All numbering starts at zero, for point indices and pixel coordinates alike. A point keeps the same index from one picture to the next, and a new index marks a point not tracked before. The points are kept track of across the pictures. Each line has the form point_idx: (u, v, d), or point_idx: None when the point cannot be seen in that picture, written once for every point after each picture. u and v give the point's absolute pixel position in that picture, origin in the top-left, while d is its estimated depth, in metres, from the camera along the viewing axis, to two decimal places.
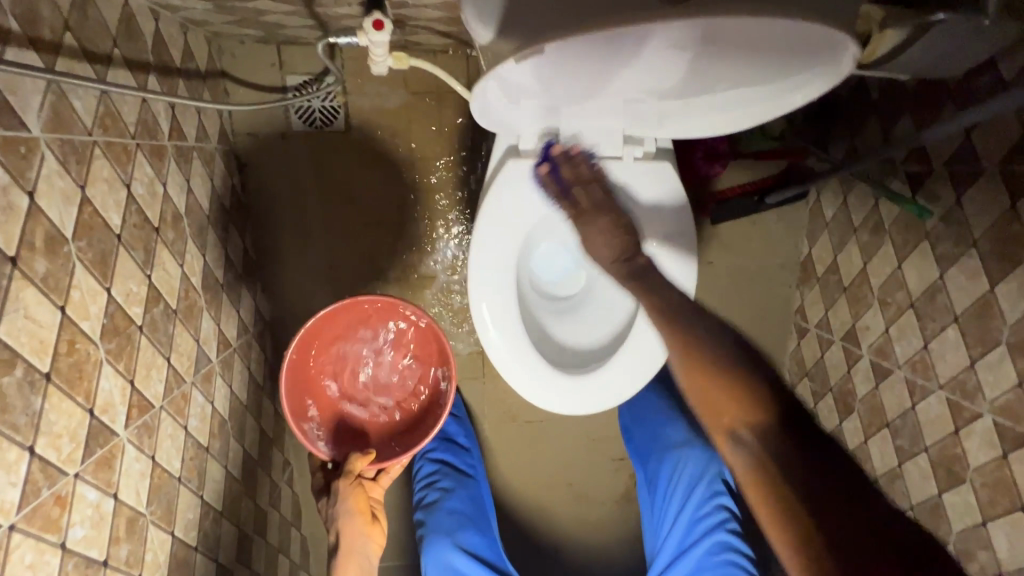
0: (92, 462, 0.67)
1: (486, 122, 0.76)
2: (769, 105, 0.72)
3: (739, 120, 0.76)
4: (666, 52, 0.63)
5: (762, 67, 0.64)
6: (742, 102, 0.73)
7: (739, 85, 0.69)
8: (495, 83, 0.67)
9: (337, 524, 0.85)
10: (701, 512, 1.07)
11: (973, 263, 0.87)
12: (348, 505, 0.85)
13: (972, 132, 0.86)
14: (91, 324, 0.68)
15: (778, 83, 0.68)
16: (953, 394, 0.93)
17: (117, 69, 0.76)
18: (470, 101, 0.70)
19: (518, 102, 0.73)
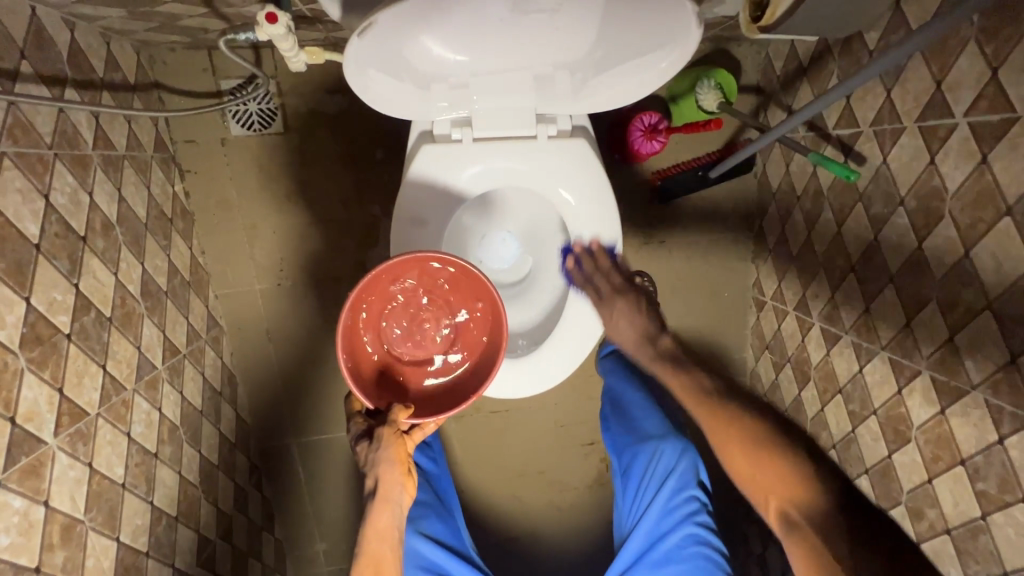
0: (16, 470, 0.67)
1: (378, 110, 0.76)
2: (646, 80, 0.76)
3: (623, 94, 0.78)
4: (536, 16, 0.65)
5: (629, 34, 0.68)
6: (630, 74, 0.75)
7: (614, 60, 0.73)
8: (374, 63, 0.68)
9: (374, 471, 0.76)
10: (675, 501, 1.07)
11: (902, 221, 0.87)
12: (388, 455, 0.75)
13: (891, 91, 0.86)
14: (9, 334, 0.68)
15: (648, 55, 0.72)
16: (895, 354, 0.93)
17: (28, 82, 0.76)
18: (353, 87, 0.70)
19: (408, 84, 0.73)
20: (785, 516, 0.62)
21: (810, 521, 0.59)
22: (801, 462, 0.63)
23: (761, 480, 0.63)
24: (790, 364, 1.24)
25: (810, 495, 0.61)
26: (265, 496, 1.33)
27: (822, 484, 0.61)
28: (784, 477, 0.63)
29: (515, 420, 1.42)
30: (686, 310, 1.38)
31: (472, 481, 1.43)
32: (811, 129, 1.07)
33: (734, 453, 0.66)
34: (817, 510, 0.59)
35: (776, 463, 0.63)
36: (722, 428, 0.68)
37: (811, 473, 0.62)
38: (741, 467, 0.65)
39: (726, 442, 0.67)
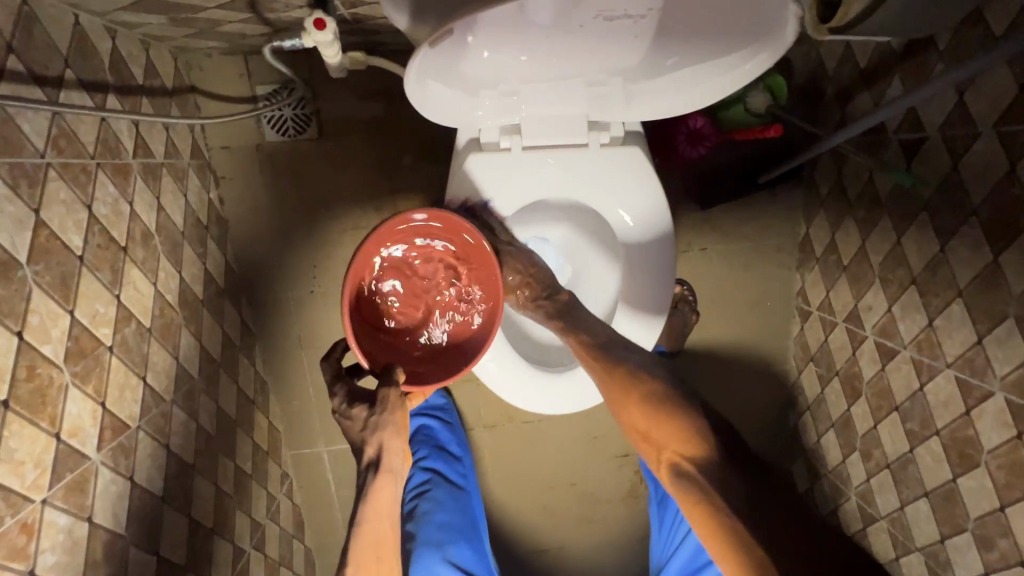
0: (61, 487, 0.66)
1: (433, 121, 0.73)
2: (719, 83, 0.71)
3: (692, 98, 0.73)
4: (611, 19, 0.61)
5: (707, 35, 0.64)
6: (695, 80, 0.71)
7: (686, 64, 0.68)
8: (431, 70, 0.64)
9: (377, 438, 0.75)
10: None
11: (974, 232, 0.82)
12: (392, 418, 0.75)
13: (965, 94, 0.81)
14: (54, 348, 0.67)
15: (725, 58, 0.67)
16: (962, 373, 0.87)
17: (72, 90, 0.75)
18: (406, 93, 0.67)
19: (465, 94, 0.71)
20: (679, 469, 0.68)
21: (701, 470, 0.66)
22: (690, 419, 0.71)
23: (657, 438, 0.71)
24: (837, 378, 1.19)
25: (700, 449, 0.68)
26: (296, 504, 1.31)
27: (709, 439, 0.69)
28: (680, 436, 0.70)
29: (547, 430, 1.38)
30: (725, 319, 1.34)
31: (503, 492, 1.41)
32: (868, 134, 1.02)
33: (634, 410, 0.74)
34: (707, 462, 0.67)
35: (671, 421, 0.71)
36: (624, 393, 0.75)
37: (701, 429, 0.70)
38: (639, 424, 0.73)
39: (626, 407, 0.75)
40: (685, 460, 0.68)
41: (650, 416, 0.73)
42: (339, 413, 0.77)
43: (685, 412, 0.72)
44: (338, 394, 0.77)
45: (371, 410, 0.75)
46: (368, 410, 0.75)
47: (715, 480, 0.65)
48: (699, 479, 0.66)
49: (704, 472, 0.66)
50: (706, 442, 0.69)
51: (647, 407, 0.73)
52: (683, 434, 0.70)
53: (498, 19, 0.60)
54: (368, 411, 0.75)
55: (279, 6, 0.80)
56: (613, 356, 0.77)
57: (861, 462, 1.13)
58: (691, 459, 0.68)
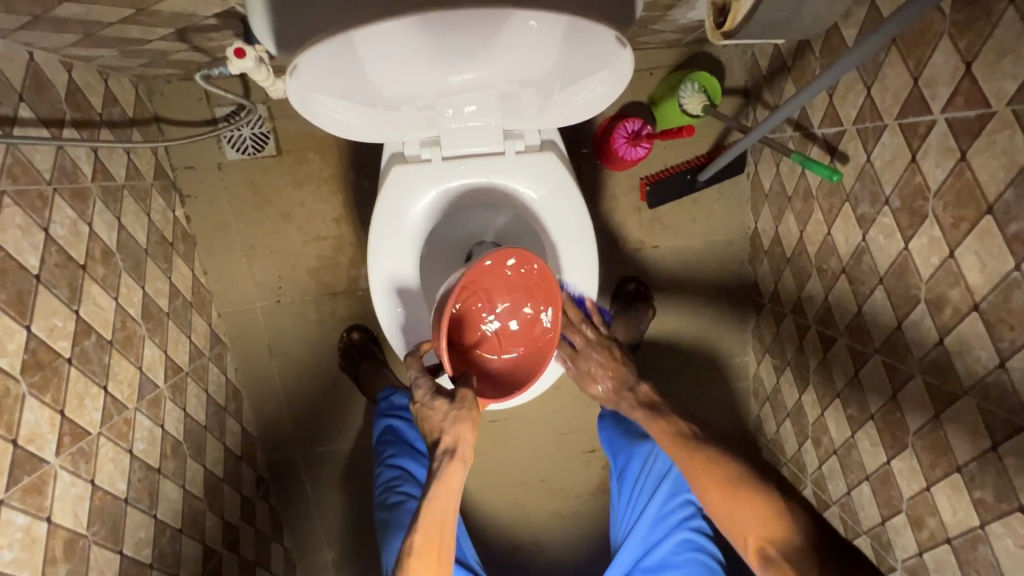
0: (19, 489, 0.71)
1: (336, 134, 0.76)
2: (590, 103, 0.78)
3: (570, 114, 0.80)
4: (480, 47, 0.66)
5: (572, 61, 0.71)
6: (590, 88, 0.75)
7: (557, 86, 0.75)
8: (321, 88, 0.68)
9: (456, 429, 0.77)
10: (670, 506, 1.08)
11: (888, 221, 0.85)
12: (469, 415, 0.77)
13: (871, 89, 0.84)
14: (10, 360, 0.73)
15: (590, 79, 0.74)
16: (888, 357, 0.90)
17: (27, 123, 0.82)
18: (303, 112, 0.71)
19: (361, 109, 0.74)
20: (760, 553, 0.66)
21: (784, 556, 0.64)
22: (771, 497, 0.69)
23: (738, 521, 0.69)
24: (790, 367, 1.22)
25: (779, 527, 0.66)
26: (272, 507, 1.36)
27: (795, 520, 0.66)
28: (759, 517, 0.68)
29: (513, 427, 1.42)
30: (680, 312, 1.36)
31: (476, 489, 1.44)
32: (798, 129, 1.05)
33: (715, 498, 0.73)
34: (786, 540, 0.65)
35: (748, 499, 0.70)
36: (702, 473, 0.75)
37: (785, 508, 0.68)
38: (719, 507, 0.72)
39: (709, 495, 0.74)
40: (770, 547, 0.66)
41: (723, 498, 0.72)
42: (421, 403, 0.80)
43: (768, 489, 0.71)
44: (421, 385, 0.80)
45: (450, 404, 0.78)
46: (450, 405, 0.78)
47: (801, 554, 0.63)
48: (780, 560, 0.64)
49: (789, 560, 0.63)
50: (791, 528, 0.66)
51: (727, 496, 0.72)
52: (765, 517, 0.68)
53: (376, 48, 0.64)
54: (448, 405, 0.78)
55: (217, 35, 0.86)
56: (692, 441, 0.80)
57: (814, 449, 1.16)
58: (776, 545, 0.65)
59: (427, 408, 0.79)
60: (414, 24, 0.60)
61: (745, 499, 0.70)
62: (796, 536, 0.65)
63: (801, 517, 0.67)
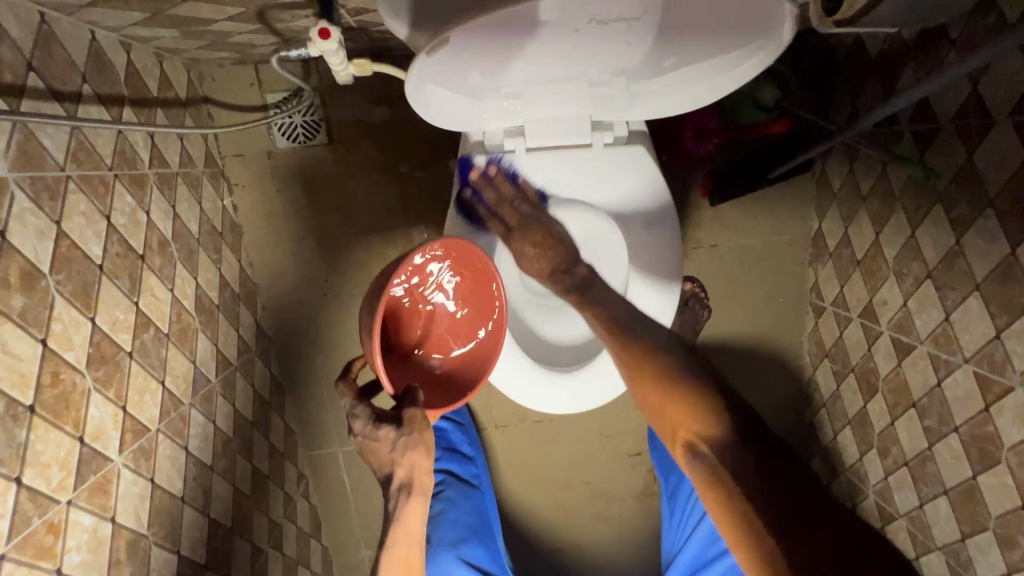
0: (85, 488, 0.68)
1: (438, 123, 0.73)
2: (708, 89, 0.73)
3: (682, 103, 0.76)
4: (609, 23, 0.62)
5: (701, 43, 0.66)
6: (696, 78, 0.72)
7: (677, 67, 0.70)
8: (433, 72, 0.64)
9: (408, 459, 0.73)
10: None
11: (991, 224, 0.80)
12: (421, 439, 0.73)
13: (978, 83, 0.79)
14: (77, 354, 0.69)
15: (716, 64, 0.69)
16: (981, 368, 0.85)
17: (89, 105, 0.78)
18: (411, 101, 0.67)
19: (466, 92, 0.70)
20: (693, 450, 0.67)
21: (714, 456, 0.64)
22: (706, 400, 0.68)
23: (672, 415, 0.69)
24: (853, 373, 1.17)
25: (713, 430, 0.66)
26: (312, 504, 1.34)
27: (728, 422, 0.66)
28: (695, 415, 0.67)
29: (558, 428, 1.38)
30: (736, 315, 1.33)
31: (518, 491, 1.40)
32: (881, 126, 1.00)
33: (649, 391, 0.72)
34: (720, 442, 0.65)
35: (683, 401, 0.68)
36: (643, 381, 0.73)
37: (718, 409, 0.67)
38: (653, 403, 0.71)
39: (637, 381, 0.73)
40: (702, 444, 0.66)
41: (657, 397, 0.71)
42: (363, 435, 0.73)
43: (701, 383, 0.70)
44: (360, 415, 0.73)
45: (397, 432, 0.72)
46: (396, 434, 0.72)
47: (731, 463, 0.63)
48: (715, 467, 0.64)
49: (720, 458, 0.64)
50: (727, 429, 0.66)
51: (662, 389, 0.70)
52: (695, 412, 0.67)
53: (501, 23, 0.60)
54: (395, 434, 0.72)
55: (287, 16, 0.82)
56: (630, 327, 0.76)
57: (879, 459, 1.12)
58: (708, 443, 0.65)
59: (371, 439, 0.73)
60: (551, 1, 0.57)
61: (684, 404, 0.68)
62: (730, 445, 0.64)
63: (744, 424, 0.67)
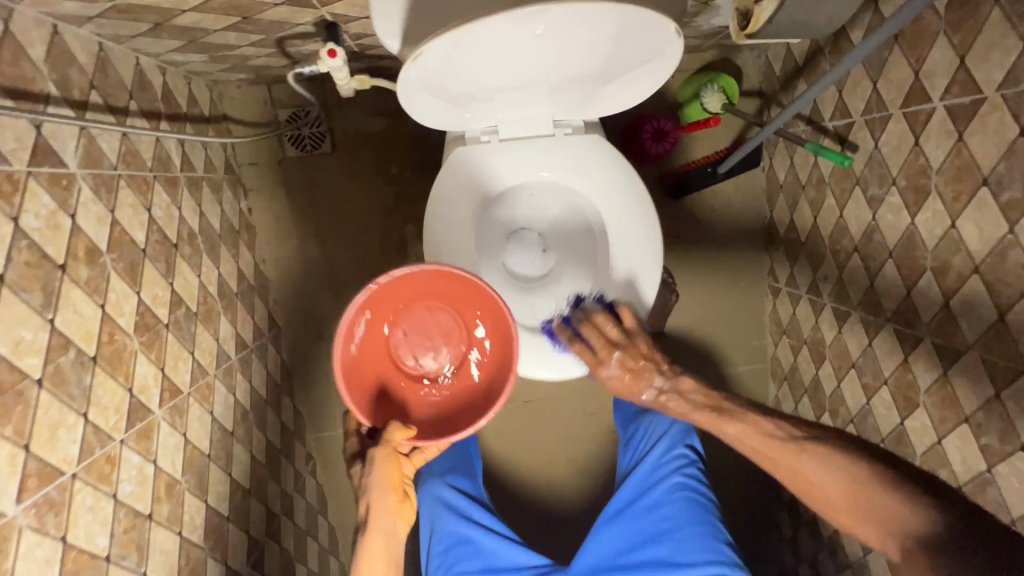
0: (134, 432, 0.81)
1: (420, 119, 0.88)
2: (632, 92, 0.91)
3: (613, 102, 0.93)
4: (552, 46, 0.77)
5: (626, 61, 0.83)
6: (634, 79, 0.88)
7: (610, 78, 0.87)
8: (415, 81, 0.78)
9: (366, 496, 0.78)
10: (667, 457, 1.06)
11: (896, 200, 0.95)
12: (380, 475, 0.78)
13: (876, 83, 0.95)
14: (127, 320, 0.83)
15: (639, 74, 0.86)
16: (899, 324, 0.99)
17: (135, 118, 0.94)
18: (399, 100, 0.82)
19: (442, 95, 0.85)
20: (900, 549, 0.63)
21: (924, 553, 0.60)
22: (888, 487, 0.65)
23: (859, 516, 0.66)
24: (806, 345, 1.30)
25: (905, 527, 0.62)
26: (319, 483, 1.45)
27: (927, 513, 0.62)
28: (891, 509, 0.64)
29: (544, 408, 1.48)
30: (702, 298, 1.47)
31: (512, 467, 1.48)
32: (810, 123, 1.16)
33: (843, 496, 0.68)
34: (927, 543, 0.60)
35: (867, 490, 0.66)
36: (800, 471, 0.71)
37: (909, 498, 0.64)
38: (836, 500, 0.68)
39: (798, 471, 0.72)
40: (909, 544, 0.62)
41: (844, 496, 0.67)
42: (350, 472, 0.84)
43: (884, 471, 0.66)
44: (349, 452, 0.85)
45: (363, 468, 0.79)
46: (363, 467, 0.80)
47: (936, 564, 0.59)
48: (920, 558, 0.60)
49: (925, 556, 0.60)
50: (929, 527, 0.61)
51: (843, 485, 0.68)
52: (891, 510, 0.64)
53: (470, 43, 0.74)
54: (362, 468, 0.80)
55: (299, 41, 0.98)
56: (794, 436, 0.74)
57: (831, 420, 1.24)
58: (913, 543, 0.61)
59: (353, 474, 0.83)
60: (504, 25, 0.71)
61: (857, 488, 0.67)
62: (937, 532, 0.60)
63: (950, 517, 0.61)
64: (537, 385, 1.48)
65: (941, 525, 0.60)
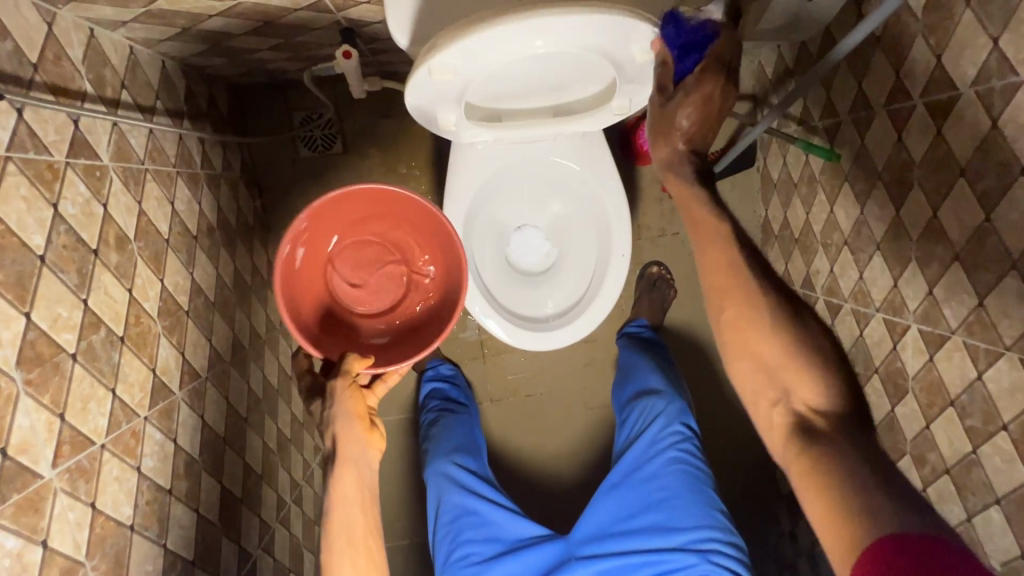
0: (157, 410, 0.86)
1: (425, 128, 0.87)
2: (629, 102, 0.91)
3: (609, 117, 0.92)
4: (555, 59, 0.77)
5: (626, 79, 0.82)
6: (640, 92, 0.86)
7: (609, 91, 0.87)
8: (421, 93, 0.77)
9: (330, 430, 0.80)
10: (664, 436, 1.09)
11: (883, 194, 0.99)
12: (343, 404, 0.81)
13: (861, 83, 1.00)
14: (151, 304, 0.88)
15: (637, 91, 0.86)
16: (889, 313, 1.03)
17: (160, 116, 0.99)
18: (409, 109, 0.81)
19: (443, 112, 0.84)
20: (805, 425, 0.64)
21: (825, 418, 0.63)
22: (824, 359, 0.65)
23: (780, 378, 0.66)
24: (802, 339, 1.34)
25: (819, 395, 0.64)
26: (327, 474, 1.49)
27: (839, 385, 0.64)
28: (812, 382, 0.64)
29: (547, 403, 1.52)
30: (700, 295, 1.51)
31: (518, 458, 1.51)
32: (801, 123, 1.20)
33: (761, 342, 0.66)
34: (837, 414, 0.63)
35: (802, 365, 0.64)
36: (747, 320, 0.66)
37: (830, 370, 0.64)
38: (755, 351, 0.66)
39: (728, 303, 0.67)
40: (804, 405, 0.65)
41: (779, 349, 0.65)
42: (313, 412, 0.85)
43: (818, 341, 0.65)
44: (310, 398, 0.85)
45: (324, 403, 0.82)
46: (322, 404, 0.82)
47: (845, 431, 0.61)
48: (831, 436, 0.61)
49: (833, 424, 0.62)
50: (842, 399, 0.63)
51: (775, 341, 0.65)
52: (807, 375, 0.64)
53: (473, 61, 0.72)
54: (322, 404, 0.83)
55: (316, 45, 1.04)
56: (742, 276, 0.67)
57: None
58: (810, 405, 0.64)
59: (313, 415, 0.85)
60: (511, 44, 0.70)
61: (791, 347, 0.65)
62: (838, 404, 0.63)
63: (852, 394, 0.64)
64: (541, 379, 1.52)
65: (841, 403, 0.63)
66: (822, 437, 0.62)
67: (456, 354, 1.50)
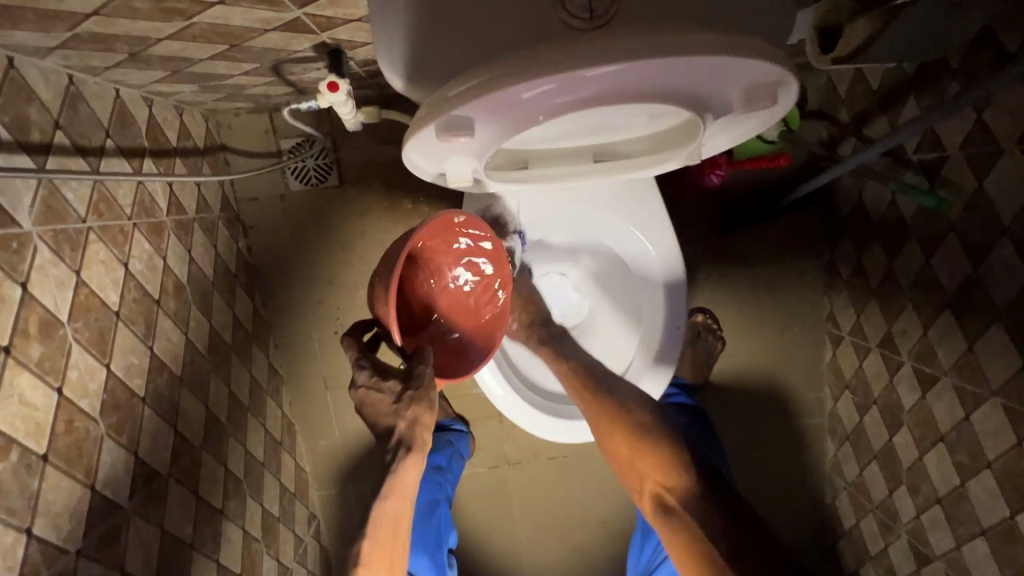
0: (94, 538, 0.68)
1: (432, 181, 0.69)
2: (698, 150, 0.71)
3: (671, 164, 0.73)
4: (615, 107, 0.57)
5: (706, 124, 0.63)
6: (715, 132, 0.66)
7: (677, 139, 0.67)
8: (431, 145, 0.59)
9: (413, 413, 0.73)
10: None
11: (1008, 252, 0.78)
12: (432, 395, 0.74)
13: (982, 112, 0.79)
14: (91, 401, 0.70)
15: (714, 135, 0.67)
16: (1011, 401, 0.81)
17: (112, 157, 0.82)
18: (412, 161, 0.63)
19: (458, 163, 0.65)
20: (661, 501, 0.80)
21: (680, 500, 0.78)
22: (663, 447, 0.84)
23: (640, 468, 0.84)
24: (877, 406, 1.13)
25: (674, 475, 0.81)
26: (323, 547, 1.31)
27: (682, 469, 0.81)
28: (659, 468, 0.82)
29: (571, 467, 1.34)
30: (750, 346, 1.31)
31: (539, 529, 1.34)
32: (886, 155, 0.99)
33: (619, 445, 0.86)
34: (684, 490, 0.79)
35: (646, 453, 0.84)
36: (607, 431, 0.87)
37: (675, 458, 0.82)
38: (623, 454, 0.86)
39: (612, 437, 0.86)
40: (669, 492, 0.80)
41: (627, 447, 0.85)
42: (367, 386, 0.74)
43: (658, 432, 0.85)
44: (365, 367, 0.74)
45: (406, 384, 0.74)
46: (404, 385, 0.74)
47: (698, 509, 0.76)
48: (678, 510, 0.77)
49: (689, 503, 0.78)
50: (687, 474, 0.81)
51: (624, 435, 0.85)
52: (663, 464, 0.82)
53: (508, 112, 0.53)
54: (403, 384, 0.74)
55: (300, 68, 0.86)
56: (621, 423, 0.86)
57: (908, 497, 1.06)
58: (675, 492, 0.80)
59: (375, 390, 0.74)
60: (562, 94, 0.51)
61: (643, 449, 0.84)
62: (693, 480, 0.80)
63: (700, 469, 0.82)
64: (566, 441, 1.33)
65: (693, 481, 0.80)
66: (673, 511, 0.78)
67: (469, 412, 1.31)
